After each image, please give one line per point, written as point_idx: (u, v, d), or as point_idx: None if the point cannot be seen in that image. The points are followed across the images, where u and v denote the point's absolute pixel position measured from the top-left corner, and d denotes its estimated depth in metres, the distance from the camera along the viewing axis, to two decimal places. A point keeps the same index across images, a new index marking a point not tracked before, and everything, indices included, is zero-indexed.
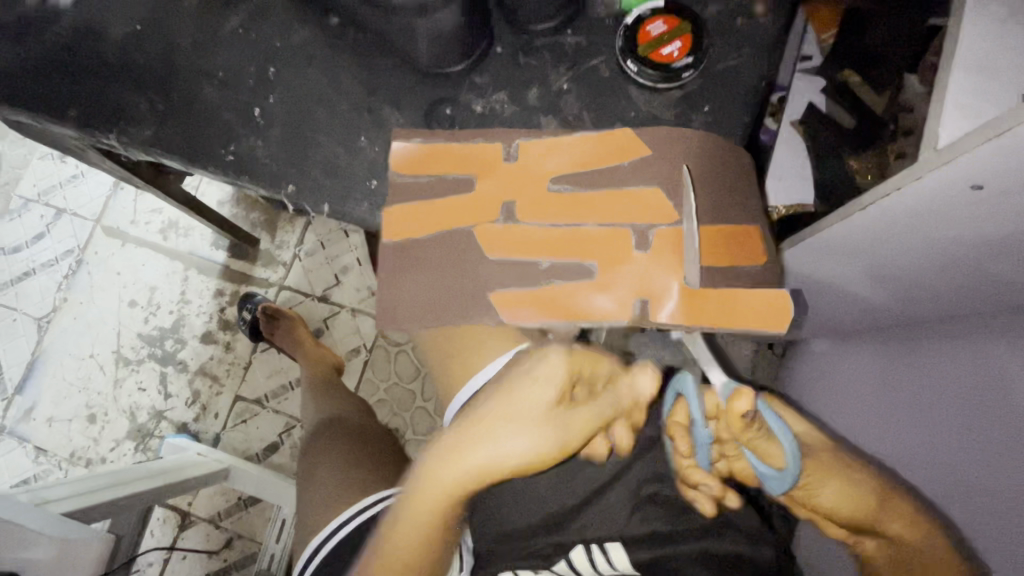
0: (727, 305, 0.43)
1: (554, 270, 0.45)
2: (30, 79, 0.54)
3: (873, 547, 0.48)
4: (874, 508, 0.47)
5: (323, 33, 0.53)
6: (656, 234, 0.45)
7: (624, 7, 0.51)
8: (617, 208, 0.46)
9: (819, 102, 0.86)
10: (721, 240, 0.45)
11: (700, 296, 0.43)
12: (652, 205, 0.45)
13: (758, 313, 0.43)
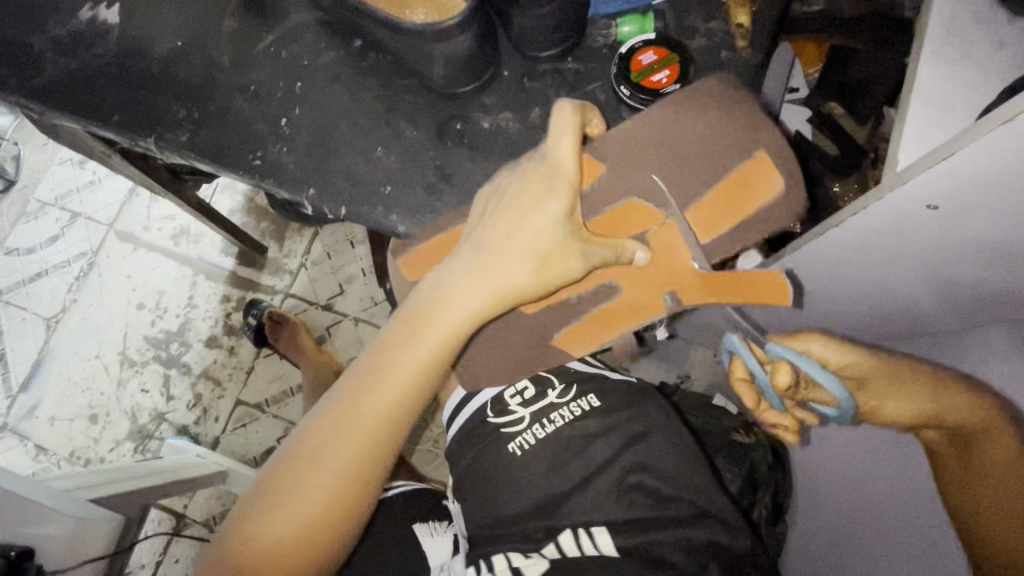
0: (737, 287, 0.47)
1: (585, 300, 0.50)
2: (76, 87, 0.59)
3: (933, 436, 0.56)
4: (934, 407, 0.53)
5: (347, 54, 0.58)
6: (654, 237, 0.48)
7: (621, 39, 0.56)
8: (616, 224, 0.48)
9: (806, 129, 0.91)
10: (721, 204, 0.47)
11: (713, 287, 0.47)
12: (637, 210, 0.48)
13: (766, 285, 0.47)
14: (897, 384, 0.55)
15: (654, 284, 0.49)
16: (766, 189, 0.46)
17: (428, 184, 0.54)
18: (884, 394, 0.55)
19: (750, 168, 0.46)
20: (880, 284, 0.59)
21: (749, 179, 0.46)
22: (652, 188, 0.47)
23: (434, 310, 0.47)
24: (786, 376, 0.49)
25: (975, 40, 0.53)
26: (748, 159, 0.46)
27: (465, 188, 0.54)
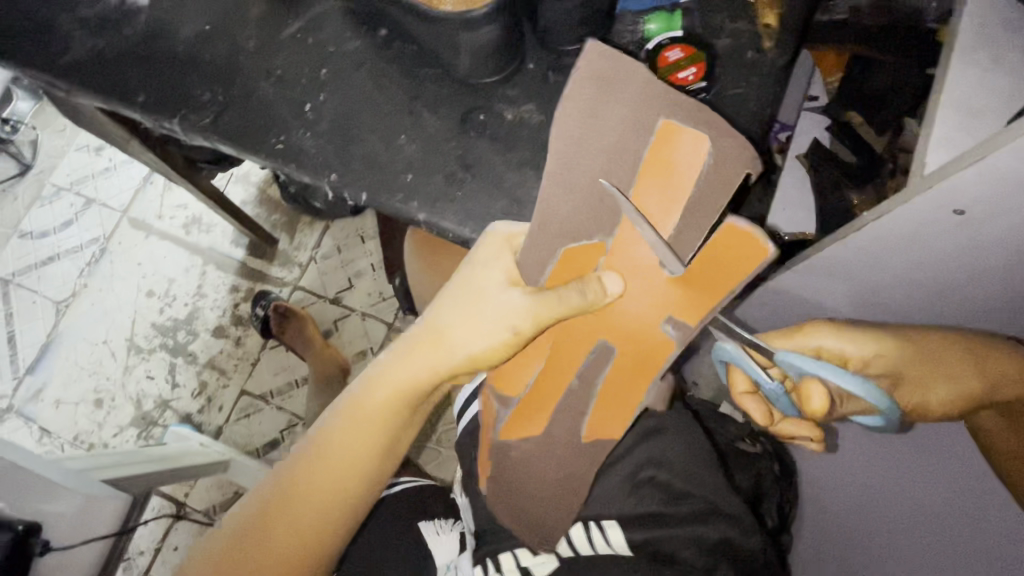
0: (715, 264, 0.45)
1: (592, 374, 0.52)
2: (104, 67, 0.60)
3: (987, 420, 0.55)
4: (985, 391, 0.52)
5: (372, 42, 0.58)
6: (609, 267, 0.48)
7: (648, 36, 0.57)
8: (592, 261, 0.48)
9: (824, 138, 0.94)
10: (663, 195, 0.47)
11: (690, 290, 0.47)
12: (580, 252, 0.48)
13: (740, 240, 0.44)
14: (937, 369, 0.53)
15: (643, 317, 0.49)
16: (692, 153, 0.46)
17: (449, 173, 0.54)
18: (924, 383, 0.53)
19: (661, 146, 0.46)
20: (897, 294, 0.59)
21: (666, 158, 0.46)
22: (587, 228, 0.47)
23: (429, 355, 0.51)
24: (817, 389, 0.48)
25: (1005, 48, 0.53)
26: (653, 140, 0.46)
27: (486, 179, 0.54)
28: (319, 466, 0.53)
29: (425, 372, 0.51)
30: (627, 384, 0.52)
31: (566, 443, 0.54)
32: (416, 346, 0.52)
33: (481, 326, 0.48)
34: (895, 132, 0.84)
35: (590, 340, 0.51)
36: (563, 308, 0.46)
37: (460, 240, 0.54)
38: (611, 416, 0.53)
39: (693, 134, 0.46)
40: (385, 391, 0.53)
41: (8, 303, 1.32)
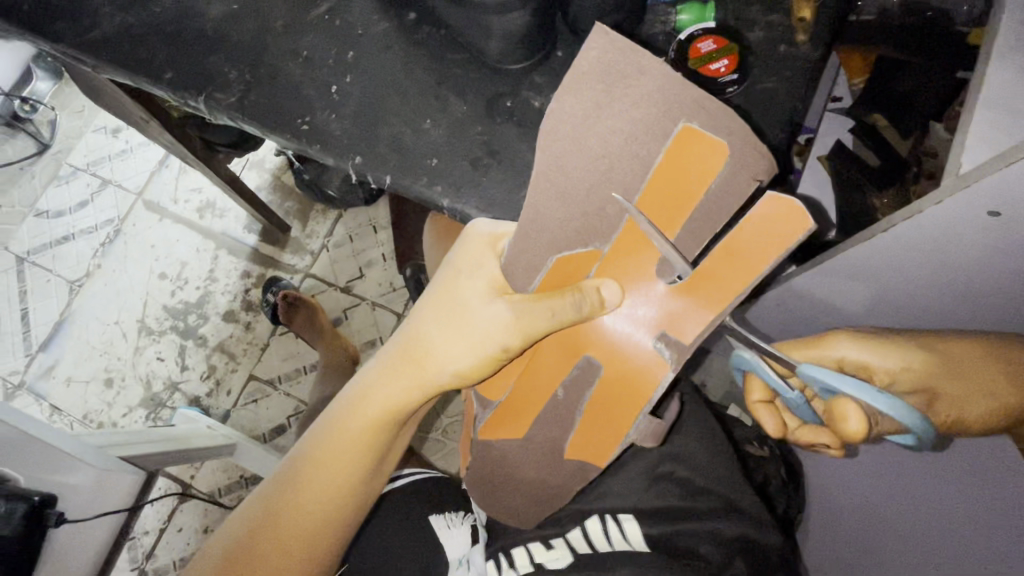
0: (731, 266, 0.41)
1: (577, 390, 0.50)
2: (133, 44, 0.60)
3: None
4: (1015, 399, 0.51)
5: (400, 26, 0.58)
6: (600, 275, 0.46)
7: (679, 26, 0.57)
8: (578, 272, 0.46)
9: (848, 139, 0.91)
10: (674, 199, 0.42)
11: (688, 304, 0.43)
12: (572, 259, 0.46)
13: (770, 226, 0.39)
14: (975, 381, 0.52)
15: (633, 331, 0.46)
16: (710, 158, 0.40)
17: (474, 158, 0.54)
18: (961, 396, 0.52)
19: (677, 151, 0.40)
20: (918, 298, 0.58)
21: (683, 162, 0.41)
22: (581, 237, 0.45)
23: (417, 372, 0.52)
24: (851, 407, 0.45)
25: None
26: (668, 145, 0.40)
27: (511, 166, 0.54)
28: (307, 479, 0.55)
29: (407, 388, 0.53)
30: (613, 405, 0.48)
31: (547, 454, 0.53)
32: (399, 366, 0.53)
33: (464, 344, 0.49)
34: (921, 135, 0.82)
35: (575, 353, 0.49)
36: (546, 322, 0.45)
37: None
38: (592, 437, 0.50)
39: (712, 138, 0.40)
40: (370, 406, 0.54)
41: (22, 280, 1.33)
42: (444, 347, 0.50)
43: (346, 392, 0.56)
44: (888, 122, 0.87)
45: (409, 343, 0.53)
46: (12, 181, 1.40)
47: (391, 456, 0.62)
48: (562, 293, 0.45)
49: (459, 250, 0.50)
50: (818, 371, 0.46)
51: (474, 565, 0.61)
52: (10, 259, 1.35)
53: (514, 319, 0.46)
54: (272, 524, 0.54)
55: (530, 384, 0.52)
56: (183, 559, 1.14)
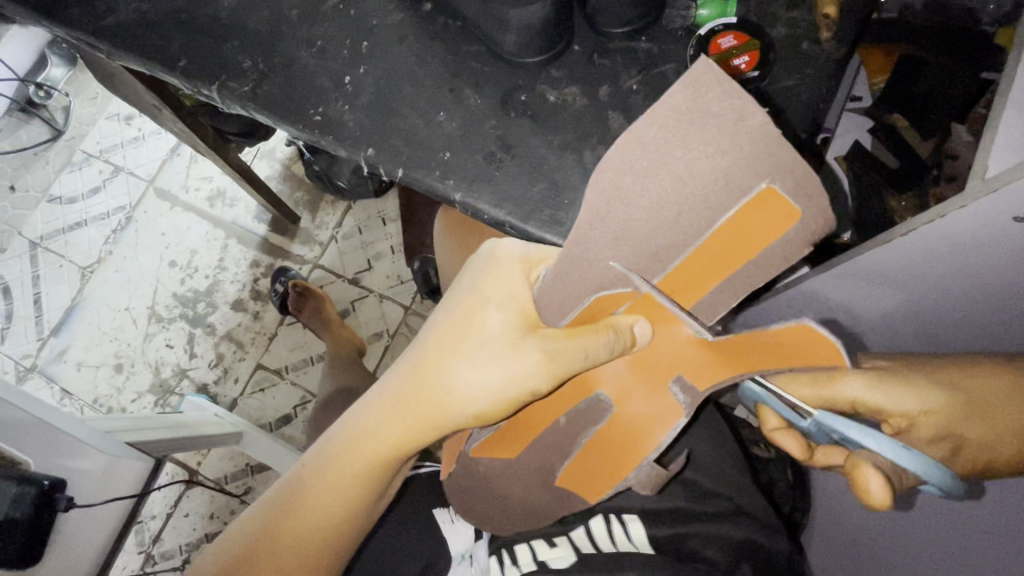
0: (754, 352, 0.40)
1: (581, 424, 0.51)
2: (147, 31, 0.59)
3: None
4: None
5: (415, 17, 0.58)
6: (630, 314, 0.45)
7: (699, 22, 0.55)
8: (607, 309, 0.45)
9: (865, 139, 0.88)
10: (720, 258, 0.40)
11: (714, 361, 0.43)
12: (607, 299, 0.44)
13: (799, 348, 0.38)
14: (1001, 424, 0.51)
15: (652, 374, 0.46)
16: (779, 226, 0.37)
17: (487, 153, 0.54)
18: (984, 440, 0.51)
19: (747, 210, 0.37)
20: (936, 303, 0.57)
21: (743, 225, 0.37)
22: (620, 278, 0.42)
23: (428, 412, 0.49)
24: (873, 475, 0.41)
25: None
26: (739, 203, 0.37)
27: (525, 161, 0.53)
28: (310, 502, 0.54)
29: (421, 429, 0.50)
30: (615, 448, 0.48)
31: (540, 478, 0.55)
32: (411, 402, 0.50)
33: (485, 382, 0.46)
34: (942, 137, 0.81)
35: (586, 391, 0.50)
36: (577, 362, 0.44)
37: (494, 222, 0.53)
38: (588, 476, 0.51)
39: (792, 209, 0.36)
40: (379, 442, 0.52)
41: (35, 265, 1.34)
42: (467, 384, 0.47)
43: (354, 420, 0.54)
44: (908, 123, 0.85)
45: (424, 378, 0.49)
46: (25, 166, 1.41)
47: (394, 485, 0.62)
48: (595, 330, 0.44)
49: (489, 276, 0.48)
50: (832, 421, 0.43)
51: (476, 561, 0.60)
52: (23, 244, 1.36)
53: (546, 356, 0.45)
54: (269, 539, 0.55)
55: (539, 411, 0.52)
56: (189, 544, 1.15)
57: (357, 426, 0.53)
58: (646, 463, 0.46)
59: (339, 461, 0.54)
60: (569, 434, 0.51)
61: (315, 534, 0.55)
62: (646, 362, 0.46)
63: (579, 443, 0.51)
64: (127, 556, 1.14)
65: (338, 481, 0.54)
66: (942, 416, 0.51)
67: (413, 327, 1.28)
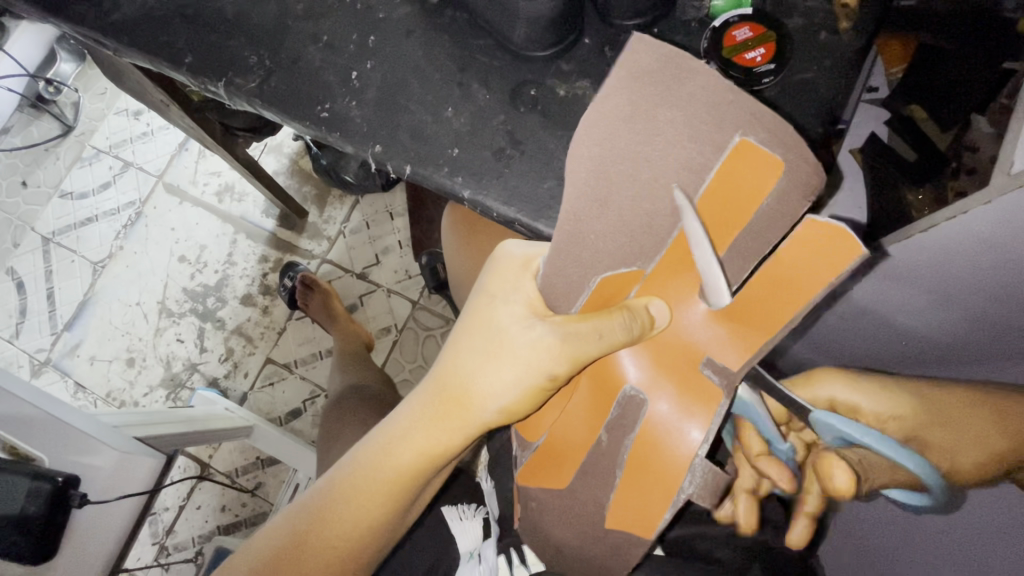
0: (782, 294, 0.39)
1: (620, 436, 0.46)
2: (152, 27, 0.59)
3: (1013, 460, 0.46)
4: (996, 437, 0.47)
5: (422, 10, 0.57)
6: (644, 295, 0.45)
7: (713, 12, 0.55)
8: (622, 284, 0.45)
9: (882, 132, 0.85)
10: (720, 224, 0.40)
11: (732, 330, 0.42)
12: (616, 279, 0.44)
13: (812, 258, 0.37)
14: (962, 426, 0.49)
15: (679, 364, 0.44)
16: (769, 179, 0.38)
17: (497, 148, 0.53)
18: (950, 443, 0.49)
19: (732, 166, 0.38)
20: (957, 303, 0.55)
21: (733, 179, 0.39)
22: (626, 255, 0.43)
23: (458, 417, 0.51)
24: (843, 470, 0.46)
25: None
26: (723, 159, 0.38)
27: (536, 158, 0.52)
28: (344, 512, 0.56)
29: (450, 430, 0.51)
30: (655, 458, 0.43)
31: (587, 518, 0.48)
32: (440, 410, 0.51)
33: (507, 375, 0.47)
34: (963, 128, 0.77)
35: (611, 396, 0.47)
36: (595, 345, 0.43)
37: (504, 219, 0.53)
38: (640, 506, 0.44)
39: (774, 155, 0.37)
40: (410, 445, 0.53)
41: (47, 260, 1.35)
42: (489, 379, 0.48)
43: (385, 431, 0.56)
44: (925, 114, 0.82)
45: (449, 378, 0.51)
46: (37, 162, 1.42)
47: (426, 496, 0.62)
48: (611, 312, 0.43)
49: (494, 274, 0.50)
50: (829, 420, 0.45)
51: (485, 560, 0.64)
52: (36, 239, 1.37)
53: (561, 344, 0.45)
54: (298, 545, 0.56)
55: (567, 425, 0.49)
56: (201, 535, 1.16)
57: (387, 440, 0.55)
58: (698, 463, 0.41)
59: (373, 476, 0.55)
60: (617, 455, 0.46)
61: (347, 538, 0.57)
62: (667, 352, 0.45)
63: (620, 463, 0.45)
64: (140, 547, 1.16)
65: (372, 493, 0.55)
66: (907, 422, 0.52)
67: (421, 322, 1.28)
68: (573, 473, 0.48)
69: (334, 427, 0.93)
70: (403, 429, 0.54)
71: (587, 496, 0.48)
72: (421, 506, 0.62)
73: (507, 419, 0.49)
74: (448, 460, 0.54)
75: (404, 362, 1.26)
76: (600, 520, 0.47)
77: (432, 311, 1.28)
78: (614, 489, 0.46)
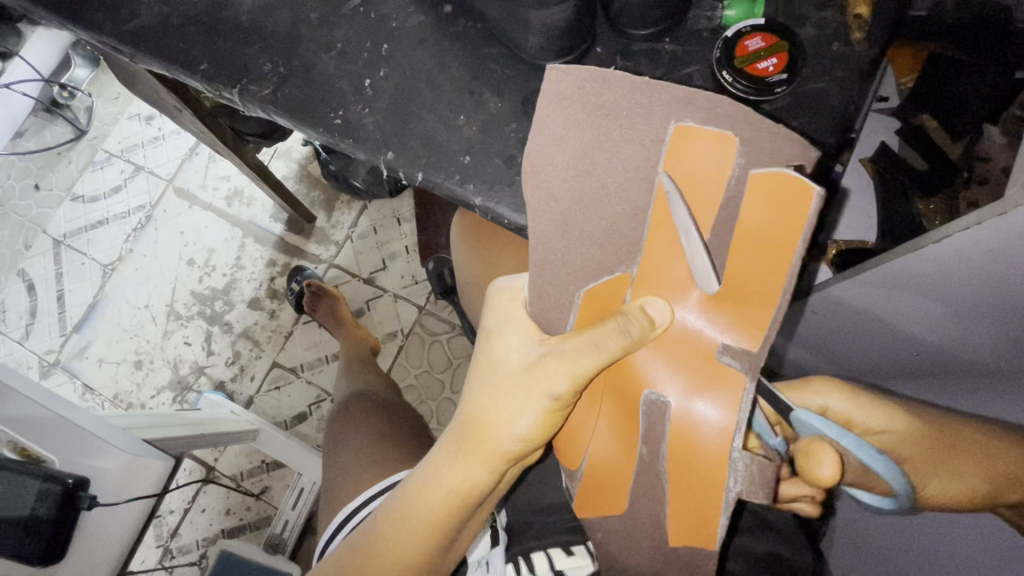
0: (765, 254, 0.38)
1: (655, 445, 0.44)
2: (169, 35, 0.60)
3: (989, 493, 0.53)
4: (985, 483, 0.53)
5: (435, 19, 0.57)
6: (639, 296, 0.43)
7: (725, 23, 0.55)
8: (612, 291, 0.44)
9: (893, 142, 0.85)
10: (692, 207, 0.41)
11: (741, 312, 0.39)
12: (601, 289, 0.45)
13: (773, 206, 0.37)
14: (946, 462, 0.54)
15: (694, 356, 0.42)
16: (721, 151, 0.40)
17: (508, 156, 0.53)
18: (928, 472, 0.53)
19: (682, 147, 0.41)
20: (972, 316, 0.54)
21: (685, 159, 0.41)
22: (603, 263, 0.44)
23: (482, 452, 0.49)
24: (829, 453, 0.42)
25: None
26: (667, 144, 0.41)
27: None
28: (383, 555, 0.56)
29: (475, 466, 0.50)
30: (692, 463, 0.41)
31: (649, 538, 0.46)
32: (464, 449, 0.50)
33: (521, 404, 0.46)
34: (975, 137, 0.77)
35: (635, 407, 0.44)
36: (591, 357, 0.43)
37: (514, 227, 0.53)
38: (696, 518, 0.42)
39: (718, 128, 0.40)
40: (440, 486, 0.52)
41: (58, 263, 1.36)
42: (503, 410, 0.47)
43: (416, 476, 0.55)
44: (937, 123, 0.80)
45: (468, 417, 0.50)
46: (49, 165, 1.44)
47: (473, 529, 0.60)
48: (604, 321, 0.43)
49: (490, 310, 0.50)
50: (809, 418, 0.45)
51: (493, 568, 0.65)
52: (47, 242, 1.38)
53: (554, 361, 0.44)
54: None
55: (599, 441, 0.48)
56: (206, 539, 1.17)
57: (418, 484, 0.54)
58: (737, 457, 0.39)
59: (407, 520, 0.55)
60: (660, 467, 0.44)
61: None
62: (680, 349, 0.42)
63: (664, 475, 0.43)
64: (146, 550, 1.16)
65: (407, 534, 0.55)
66: (892, 437, 0.55)
67: (427, 327, 1.28)
68: (626, 494, 0.46)
69: (340, 432, 0.93)
70: (432, 470, 0.53)
71: (640, 504, 0.46)
72: (470, 538, 0.60)
73: (533, 443, 0.48)
74: (478, 496, 0.52)
75: (410, 367, 1.26)
76: (662, 538, 0.45)
77: (438, 316, 1.28)
78: (668, 508, 0.44)
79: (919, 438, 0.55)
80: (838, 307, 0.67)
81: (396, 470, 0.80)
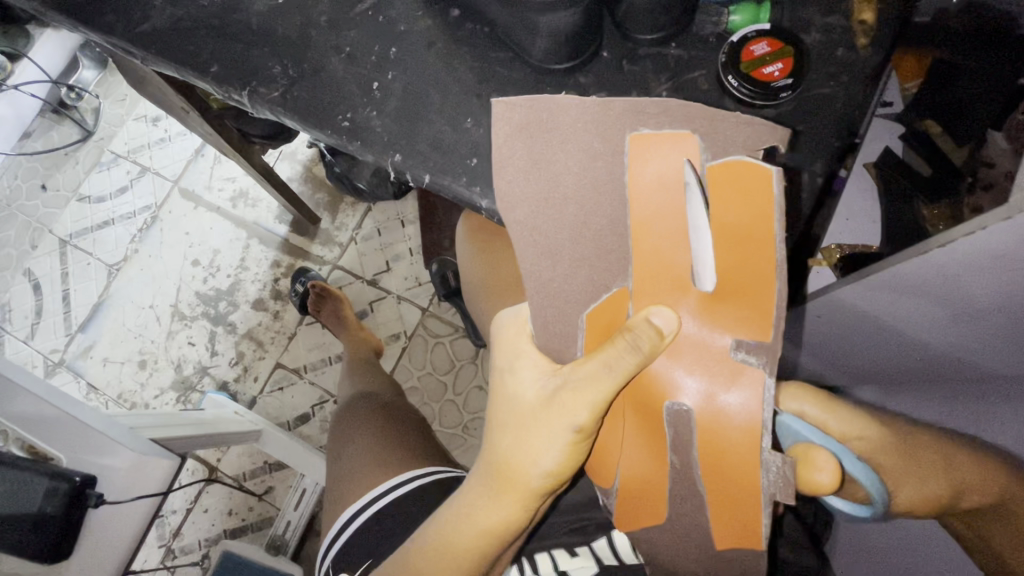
0: (748, 242, 0.38)
1: (685, 453, 0.43)
2: (179, 37, 0.60)
3: (959, 501, 0.57)
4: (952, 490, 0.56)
5: (443, 23, 0.58)
6: (641, 308, 0.43)
7: (731, 28, 0.55)
8: (614, 308, 0.44)
9: (897, 146, 0.86)
10: (670, 212, 0.41)
11: (743, 304, 0.39)
12: (602, 309, 0.44)
13: (736, 191, 0.38)
14: (913, 467, 0.56)
15: (705, 361, 0.41)
16: (680, 154, 0.41)
17: None
18: (901, 479, 0.56)
19: (642, 155, 0.42)
20: (975, 321, 0.54)
21: (647, 168, 0.42)
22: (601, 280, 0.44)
23: (512, 493, 0.49)
24: (826, 457, 0.42)
25: None
26: (627, 156, 0.43)
27: None
28: None
29: (507, 507, 0.50)
30: (724, 469, 0.41)
31: (695, 540, 0.47)
32: (494, 490, 0.50)
33: (545, 442, 0.46)
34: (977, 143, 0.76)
35: (658, 418, 0.44)
36: (607, 386, 0.42)
37: None
38: (739, 521, 0.43)
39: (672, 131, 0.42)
40: (473, 526, 0.52)
41: (64, 262, 1.37)
42: (526, 448, 0.47)
43: (446, 515, 0.55)
44: (941, 128, 0.82)
45: (494, 458, 0.49)
46: (56, 165, 1.45)
47: (509, 554, 0.60)
48: (611, 340, 0.42)
49: (497, 347, 0.50)
50: (795, 423, 0.45)
51: None
52: (53, 241, 1.39)
53: (568, 393, 0.44)
54: None
55: (627, 456, 0.47)
56: (208, 539, 1.17)
57: (449, 524, 0.54)
58: (768, 459, 0.39)
59: (440, 560, 0.55)
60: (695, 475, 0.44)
61: None
62: (689, 355, 0.42)
63: (699, 480, 0.44)
64: (148, 550, 1.17)
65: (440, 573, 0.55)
66: (867, 444, 0.57)
67: (430, 329, 1.29)
68: (665, 504, 0.47)
69: (344, 433, 0.93)
70: (463, 511, 0.53)
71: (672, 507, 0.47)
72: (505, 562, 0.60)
73: (562, 476, 0.48)
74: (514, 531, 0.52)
75: (413, 369, 1.27)
76: (710, 542, 0.46)
77: (441, 318, 1.29)
78: (710, 513, 0.44)
79: (890, 446, 0.57)
80: (841, 311, 0.68)
81: (399, 471, 0.80)
